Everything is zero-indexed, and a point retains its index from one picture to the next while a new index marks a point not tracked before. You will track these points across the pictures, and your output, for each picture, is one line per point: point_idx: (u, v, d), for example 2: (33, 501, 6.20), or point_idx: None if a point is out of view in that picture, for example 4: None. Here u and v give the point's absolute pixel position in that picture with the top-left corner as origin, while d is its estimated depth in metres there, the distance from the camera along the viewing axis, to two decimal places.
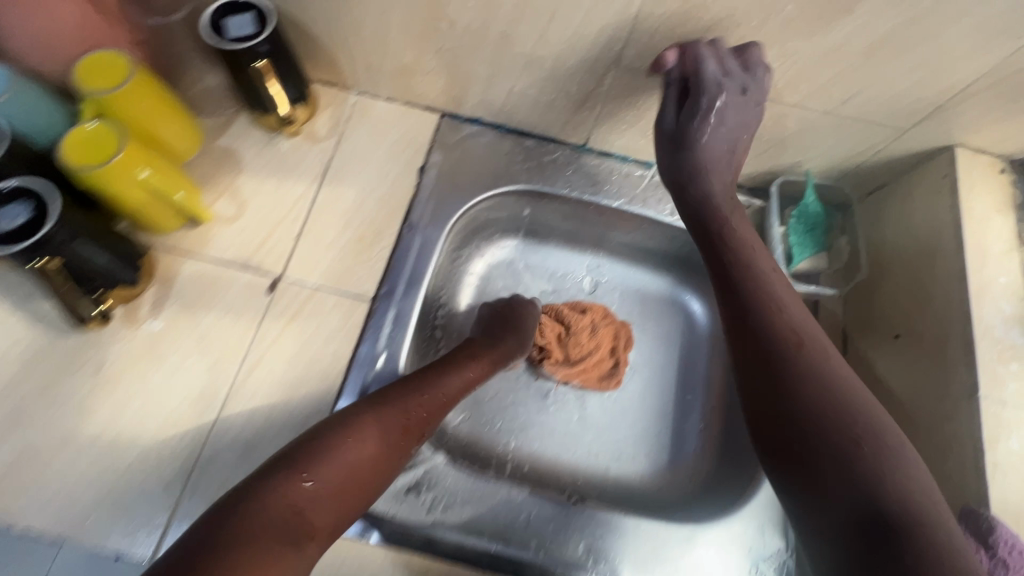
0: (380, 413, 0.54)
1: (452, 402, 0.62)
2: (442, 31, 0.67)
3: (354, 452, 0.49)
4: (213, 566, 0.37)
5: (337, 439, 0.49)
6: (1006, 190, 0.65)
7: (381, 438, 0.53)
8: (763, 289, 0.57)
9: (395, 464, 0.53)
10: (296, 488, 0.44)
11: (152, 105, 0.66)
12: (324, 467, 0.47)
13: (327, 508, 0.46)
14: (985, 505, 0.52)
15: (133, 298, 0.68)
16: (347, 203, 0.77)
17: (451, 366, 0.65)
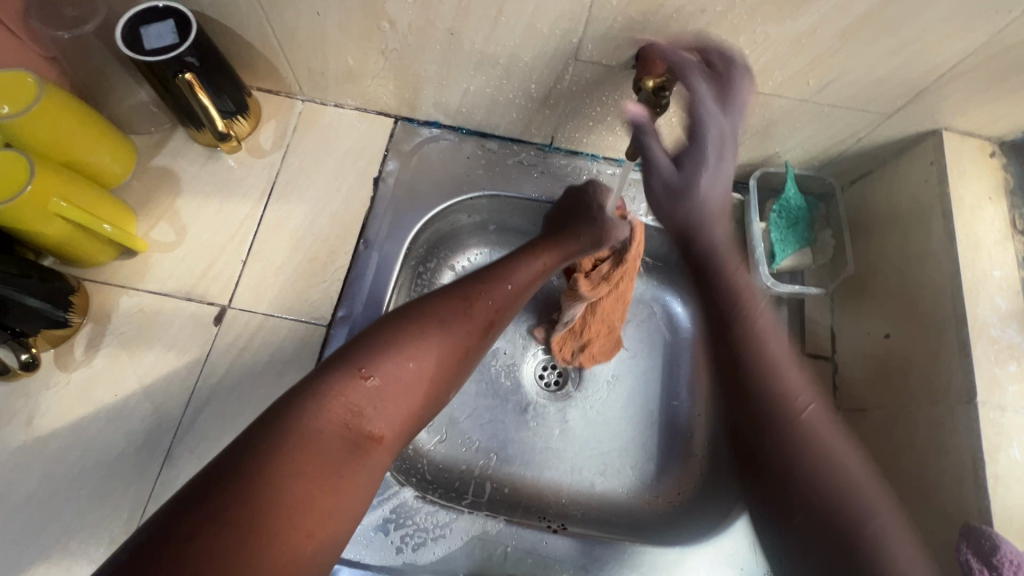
0: (440, 316, 0.53)
1: (517, 301, 0.59)
2: (384, 31, 0.61)
3: (413, 358, 0.49)
4: (281, 453, 0.40)
5: (398, 344, 0.49)
6: (998, 174, 0.61)
7: (439, 345, 0.51)
8: (765, 351, 0.53)
9: (459, 365, 0.53)
10: (359, 388, 0.46)
11: (72, 128, 0.61)
12: (384, 371, 0.47)
13: (391, 411, 0.47)
14: (988, 521, 0.48)
15: (64, 340, 0.62)
16: (297, 221, 0.71)
17: (518, 261, 0.61)
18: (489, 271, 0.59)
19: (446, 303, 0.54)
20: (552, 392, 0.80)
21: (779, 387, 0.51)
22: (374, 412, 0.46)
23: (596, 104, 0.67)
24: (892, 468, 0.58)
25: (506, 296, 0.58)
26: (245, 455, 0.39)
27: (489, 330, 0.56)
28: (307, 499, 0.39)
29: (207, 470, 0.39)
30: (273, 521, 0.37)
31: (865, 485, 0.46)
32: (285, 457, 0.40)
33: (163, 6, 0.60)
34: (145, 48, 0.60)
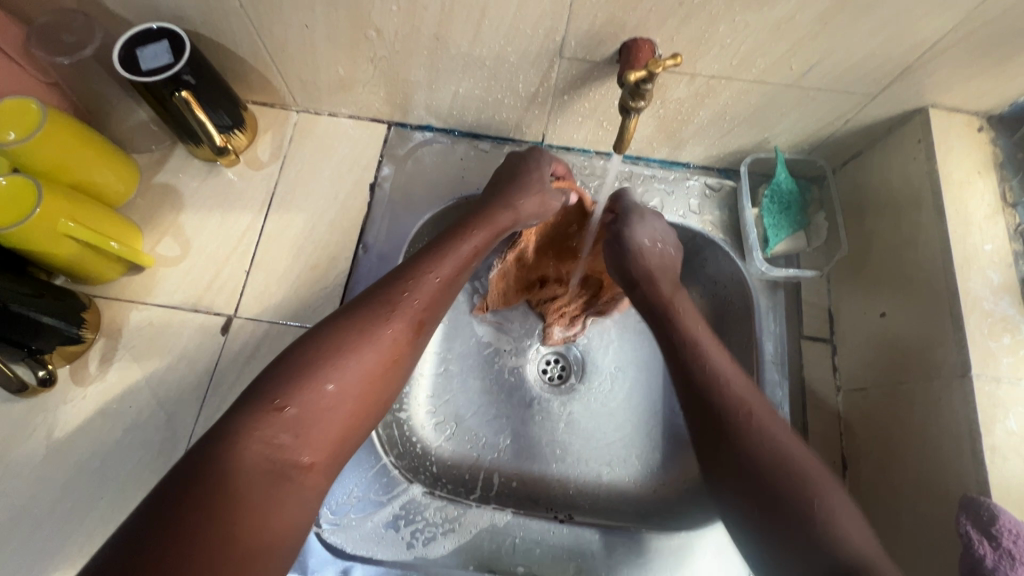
0: (363, 330, 0.52)
1: (445, 296, 0.59)
2: (371, 39, 0.62)
3: (336, 377, 0.49)
4: (208, 498, 0.40)
5: (317, 367, 0.49)
6: (986, 148, 0.61)
7: (365, 357, 0.51)
8: (687, 333, 0.61)
9: (390, 376, 0.53)
10: (277, 421, 0.46)
11: (77, 150, 0.63)
12: (303, 397, 0.47)
13: (319, 436, 0.47)
14: (986, 493, 0.49)
15: (78, 356, 0.64)
16: (297, 230, 0.73)
17: (443, 254, 0.60)
18: (410, 271, 0.58)
19: (366, 313, 0.53)
20: (557, 386, 0.81)
21: (726, 391, 0.56)
22: (298, 441, 0.46)
23: (583, 100, 0.68)
24: (892, 445, 0.59)
25: (432, 293, 0.57)
26: (188, 494, 0.40)
27: (417, 330, 0.56)
28: (236, 534, 0.40)
29: (122, 531, 0.38)
30: (237, 553, 0.40)
31: (811, 469, 0.51)
32: (215, 501, 0.40)
33: (157, 27, 0.62)
34: (142, 69, 0.61)
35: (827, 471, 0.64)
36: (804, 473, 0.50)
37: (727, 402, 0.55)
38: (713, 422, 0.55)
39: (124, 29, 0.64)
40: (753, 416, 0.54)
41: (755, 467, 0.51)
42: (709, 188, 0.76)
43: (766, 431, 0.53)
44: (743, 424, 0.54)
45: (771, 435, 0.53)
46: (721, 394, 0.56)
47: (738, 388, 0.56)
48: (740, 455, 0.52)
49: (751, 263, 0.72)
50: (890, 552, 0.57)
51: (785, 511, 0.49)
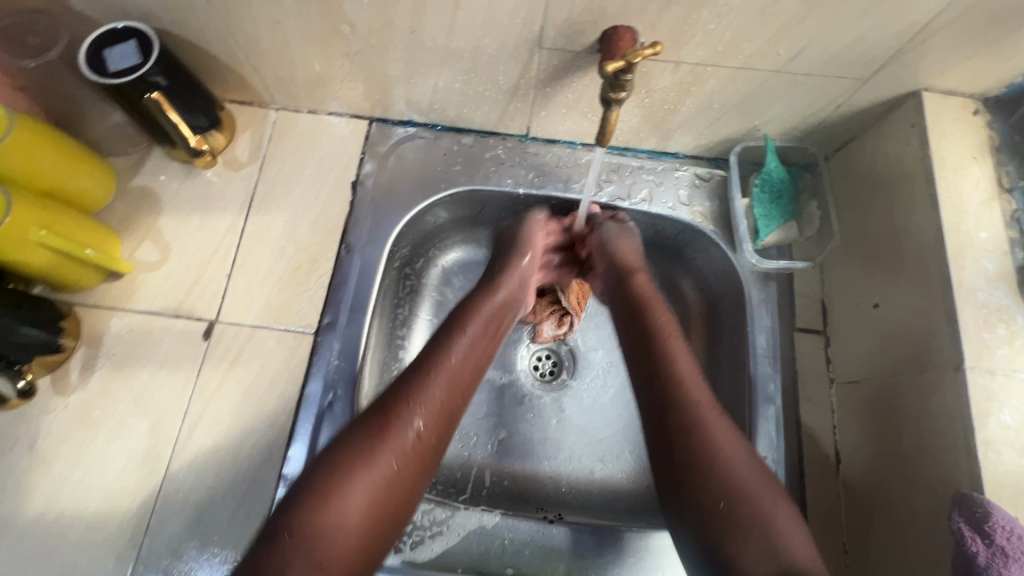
0: (367, 446, 0.49)
1: (453, 392, 0.56)
2: (344, 33, 0.60)
3: (341, 500, 0.46)
4: None
5: (321, 492, 0.46)
6: (982, 132, 0.59)
7: (371, 471, 0.48)
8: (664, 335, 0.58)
9: (400, 487, 0.50)
10: (285, 552, 0.43)
11: (50, 156, 0.61)
12: (308, 526, 0.45)
13: (330, 556, 0.44)
14: (979, 489, 0.48)
15: (59, 365, 0.63)
16: (279, 231, 0.72)
17: (442, 349, 0.58)
18: (410, 374, 0.55)
19: (368, 426, 0.50)
20: (548, 382, 0.80)
21: (682, 390, 0.53)
22: None
23: (566, 91, 0.66)
24: (886, 438, 0.58)
25: (438, 391, 0.54)
26: None
27: (425, 437, 0.52)
28: None
29: None
30: None
31: (758, 479, 0.48)
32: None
33: (124, 26, 0.60)
34: (110, 70, 0.60)
35: (820, 465, 0.63)
36: (755, 483, 0.48)
37: (688, 398, 0.53)
38: (672, 422, 0.52)
39: (91, 29, 0.62)
40: (710, 411, 0.52)
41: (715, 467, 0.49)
42: (699, 177, 0.75)
43: (716, 429, 0.51)
44: (704, 421, 0.51)
45: (722, 441, 0.50)
46: (683, 390, 0.53)
47: (696, 391, 0.53)
48: (700, 449, 0.50)
49: (742, 255, 0.71)
50: (883, 546, 0.56)
51: (717, 505, 0.48)
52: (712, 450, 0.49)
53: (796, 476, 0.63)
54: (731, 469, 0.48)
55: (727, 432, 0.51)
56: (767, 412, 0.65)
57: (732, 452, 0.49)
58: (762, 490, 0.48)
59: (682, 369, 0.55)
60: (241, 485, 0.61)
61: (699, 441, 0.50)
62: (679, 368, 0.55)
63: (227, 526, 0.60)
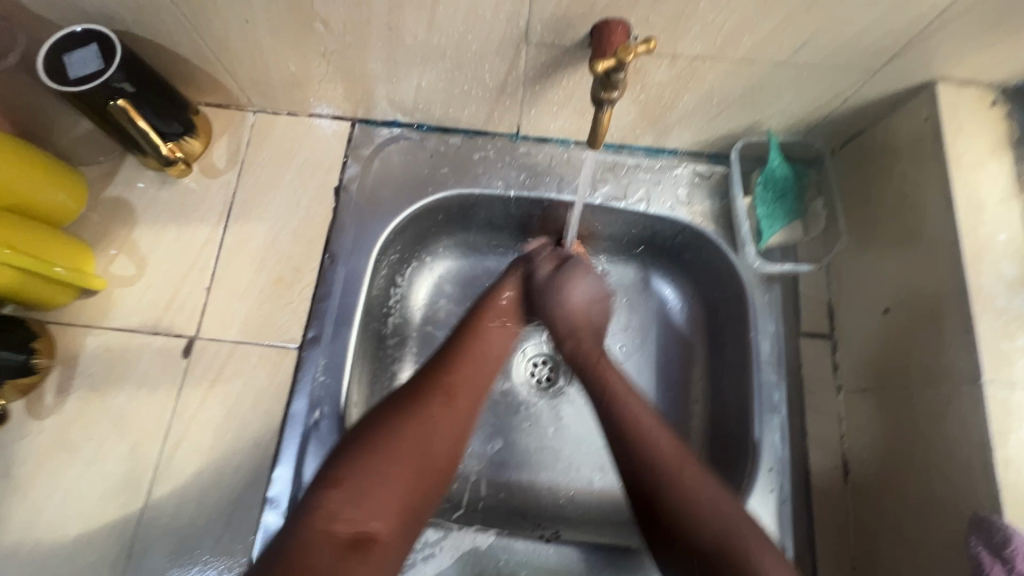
0: (416, 400, 0.52)
1: (479, 367, 0.58)
2: (318, 31, 0.57)
3: (386, 454, 0.47)
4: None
5: (373, 438, 0.48)
6: (1000, 125, 0.56)
7: (414, 428, 0.50)
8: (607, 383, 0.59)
9: (441, 446, 0.51)
10: (336, 495, 0.44)
11: (17, 170, 0.58)
12: (357, 469, 0.46)
13: (379, 501, 0.45)
14: (998, 511, 0.45)
15: (33, 388, 0.61)
16: (259, 240, 0.69)
17: (464, 333, 0.61)
18: (441, 352, 0.58)
19: (405, 392, 0.53)
20: (545, 390, 0.77)
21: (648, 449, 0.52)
22: (359, 512, 0.44)
23: (557, 88, 0.62)
24: (897, 452, 0.55)
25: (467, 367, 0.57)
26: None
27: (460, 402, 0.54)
28: None
29: None
30: None
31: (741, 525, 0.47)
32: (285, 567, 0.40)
33: (83, 29, 0.57)
34: (70, 77, 0.56)
35: (828, 477, 0.60)
36: (740, 529, 0.47)
37: (657, 463, 0.51)
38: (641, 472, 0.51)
39: (50, 33, 0.58)
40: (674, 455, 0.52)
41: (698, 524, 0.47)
42: (698, 175, 0.71)
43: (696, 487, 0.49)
44: (669, 473, 0.50)
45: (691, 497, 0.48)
46: (656, 463, 0.51)
47: (672, 452, 0.52)
48: (671, 508, 0.49)
49: (743, 257, 0.67)
50: (895, 565, 0.54)
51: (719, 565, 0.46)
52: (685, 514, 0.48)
53: (802, 490, 0.60)
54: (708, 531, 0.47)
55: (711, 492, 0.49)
56: (772, 422, 0.62)
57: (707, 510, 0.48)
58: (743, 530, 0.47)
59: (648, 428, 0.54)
60: (225, 509, 0.59)
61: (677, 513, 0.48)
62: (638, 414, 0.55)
63: (211, 553, 0.58)
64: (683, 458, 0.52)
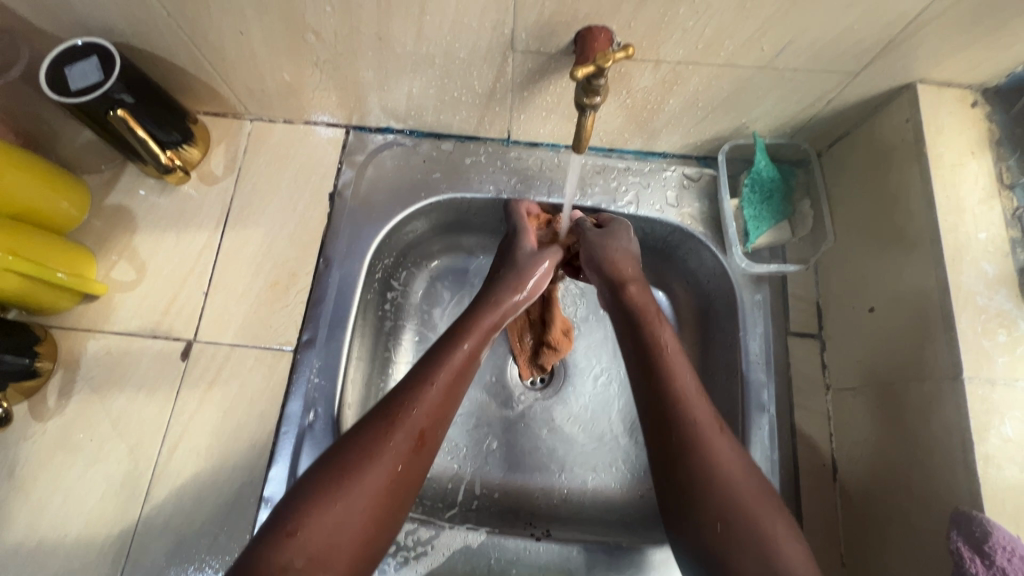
0: (372, 441, 0.49)
1: (450, 399, 0.54)
2: (310, 41, 0.58)
3: (344, 503, 0.45)
4: None
5: (325, 487, 0.46)
6: (980, 125, 0.56)
7: (370, 475, 0.47)
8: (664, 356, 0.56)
9: (401, 490, 0.49)
10: (289, 547, 0.43)
11: (21, 179, 0.60)
12: (314, 521, 0.44)
13: (332, 553, 0.44)
14: (979, 506, 0.45)
15: (36, 390, 0.62)
16: (256, 245, 0.70)
17: (440, 359, 0.56)
18: (410, 379, 0.54)
19: (370, 432, 0.49)
20: (538, 390, 0.78)
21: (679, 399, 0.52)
22: (310, 565, 0.43)
23: (545, 94, 0.63)
24: (883, 449, 0.56)
25: (437, 397, 0.53)
26: None
27: (426, 441, 0.51)
28: None
29: None
30: None
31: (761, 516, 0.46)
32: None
33: (84, 42, 0.59)
34: (71, 88, 0.58)
35: (816, 475, 0.61)
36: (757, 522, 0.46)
37: (695, 445, 0.50)
38: (674, 442, 0.51)
39: (54, 46, 0.61)
40: (712, 435, 0.51)
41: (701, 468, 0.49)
42: (687, 178, 0.72)
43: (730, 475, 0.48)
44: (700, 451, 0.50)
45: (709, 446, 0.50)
46: (698, 442, 0.50)
47: (697, 405, 0.52)
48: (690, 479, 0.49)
49: (732, 258, 0.68)
50: (882, 563, 0.54)
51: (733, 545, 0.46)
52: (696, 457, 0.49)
53: (791, 487, 0.60)
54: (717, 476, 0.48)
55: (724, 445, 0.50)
56: (761, 421, 0.62)
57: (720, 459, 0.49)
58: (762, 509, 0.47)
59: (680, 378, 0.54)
60: (222, 509, 0.60)
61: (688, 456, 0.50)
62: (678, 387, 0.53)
63: (208, 552, 0.59)
64: (720, 437, 0.51)
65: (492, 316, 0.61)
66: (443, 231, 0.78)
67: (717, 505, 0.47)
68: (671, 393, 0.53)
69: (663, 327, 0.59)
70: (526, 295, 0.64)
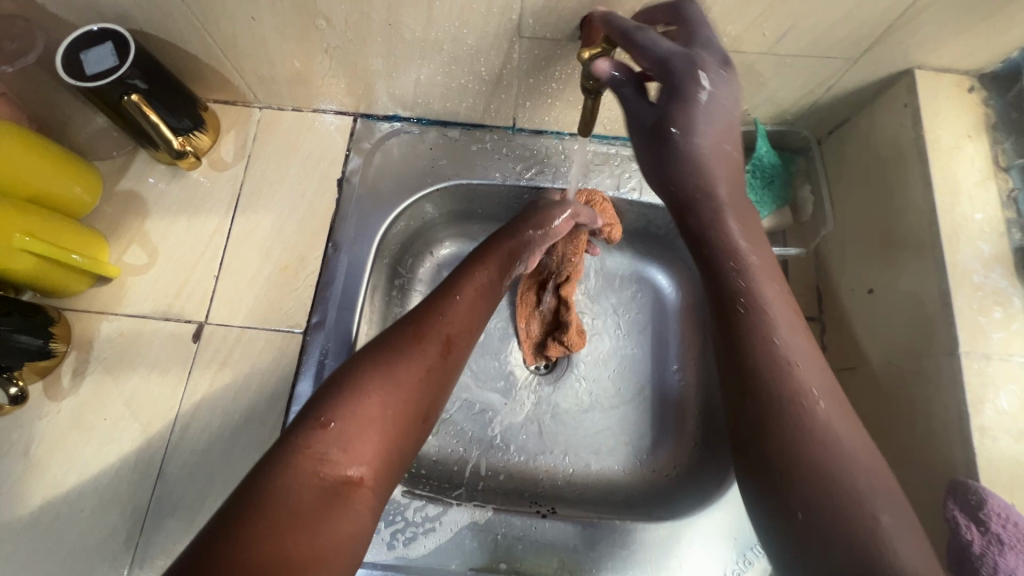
0: (400, 345, 0.51)
1: (474, 316, 0.58)
2: (321, 28, 0.59)
3: (377, 397, 0.47)
4: (249, 515, 0.38)
5: (359, 382, 0.47)
6: (977, 110, 0.58)
7: (401, 373, 0.49)
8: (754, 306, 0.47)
9: (429, 394, 0.51)
10: (323, 437, 0.43)
11: (35, 162, 0.61)
12: (349, 413, 0.45)
13: (367, 447, 0.45)
14: (974, 476, 0.47)
15: (51, 370, 0.64)
16: (265, 230, 0.71)
17: (463, 279, 0.59)
18: (435, 295, 0.57)
19: (398, 338, 0.52)
20: (543, 375, 0.79)
21: (787, 378, 0.44)
22: (346, 455, 0.43)
23: (551, 81, 0.64)
24: (882, 427, 0.57)
25: (462, 311, 0.57)
26: (230, 523, 0.37)
27: (452, 350, 0.54)
28: (282, 543, 0.37)
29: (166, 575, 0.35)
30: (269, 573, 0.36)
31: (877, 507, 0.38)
32: (270, 512, 0.38)
33: (99, 28, 0.60)
34: (87, 73, 0.59)
35: None
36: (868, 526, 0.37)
37: (787, 407, 0.43)
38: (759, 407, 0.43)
39: (68, 33, 0.62)
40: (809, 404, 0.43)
41: (803, 462, 0.40)
42: None
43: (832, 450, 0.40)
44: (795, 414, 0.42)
45: (836, 452, 0.40)
46: (786, 396, 0.43)
47: (816, 405, 0.42)
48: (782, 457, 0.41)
49: None
50: None
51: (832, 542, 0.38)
52: (807, 454, 0.41)
53: None
54: (831, 466, 0.40)
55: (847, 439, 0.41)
56: None
57: (851, 473, 0.39)
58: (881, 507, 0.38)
59: (793, 352, 0.45)
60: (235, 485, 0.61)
61: (790, 454, 0.41)
62: (772, 338, 0.46)
63: None
64: (830, 405, 0.43)
65: (511, 246, 0.64)
66: (449, 217, 0.79)
67: (809, 497, 0.39)
68: (763, 350, 0.45)
69: (753, 271, 0.48)
70: (544, 231, 0.66)
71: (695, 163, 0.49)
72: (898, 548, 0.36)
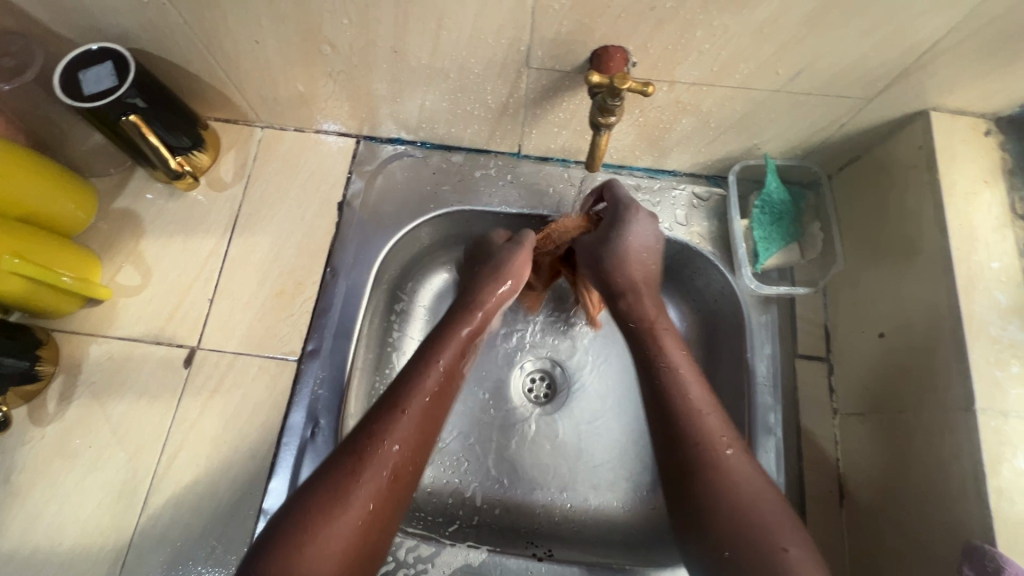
0: (344, 477, 0.49)
1: (422, 430, 0.55)
2: (325, 52, 0.58)
3: (314, 544, 0.45)
4: None
5: (299, 531, 0.46)
6: (993, 154, 0.57)
7: (342, 515, 0.47)
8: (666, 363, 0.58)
9: (377, 528, 0.49)
10: None
11: (33, 183, 0.59)
12: (282, 569, 0.44)
13: None
14: (991, 541, 0.46)
15: (36, 393, 0.62)
16: (264, 252, 0.70)
17: (412, 385, 0.56)
18: (379, 410, 0.54)
19: (341, 468, 0.50)
20: (542, 405, 0.76)
21: (695, 416, 0.54)
22: None
23: (558, 110, 0.63)
24: (892, 476, 0.55)
25: (411, 426, 0.54)
26: None
27: (400, 474, 0.52)
28: None
29: None
30: None
31: (769, 514, 0.48)
32: None
33: (99, 47, 0.59)
34: (85, 93, 0.58)
35: (823, 501, 0.60)
36: (762, 521, 0.47)
37: (686, 420, 0.54)
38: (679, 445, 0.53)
39: (67, 51, 0.61)
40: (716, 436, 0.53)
41: (721, 501, 0.49)
42: (697, 197, 0.72)
43: (732, 463, 0.51)
44: (705, 446, 0.52)
45: (694, 404, 0.54)
46: (686, 418, 0.54)
47: (677, 353, 0.59)
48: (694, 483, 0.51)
49: (740, 279, 0.68)
50: None
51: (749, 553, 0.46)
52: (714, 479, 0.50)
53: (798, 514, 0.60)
54: (733, 496, 0.49)
55: (733, 455, 0.52)
56: (768, 443, 0.62)
57: (706, 423, 0.53)
58: (772, 524, 0.47)
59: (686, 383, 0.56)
60: (219, 520, 0.59)
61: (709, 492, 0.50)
62: (679, 379, 0.56)
63: (205, 564, 0.58)
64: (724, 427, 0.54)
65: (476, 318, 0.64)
66: (449, 241, 0.77)
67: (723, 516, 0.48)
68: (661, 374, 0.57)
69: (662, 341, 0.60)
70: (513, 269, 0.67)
71: (622, 264, 0.65)
72: (739, 483, 0.50)
